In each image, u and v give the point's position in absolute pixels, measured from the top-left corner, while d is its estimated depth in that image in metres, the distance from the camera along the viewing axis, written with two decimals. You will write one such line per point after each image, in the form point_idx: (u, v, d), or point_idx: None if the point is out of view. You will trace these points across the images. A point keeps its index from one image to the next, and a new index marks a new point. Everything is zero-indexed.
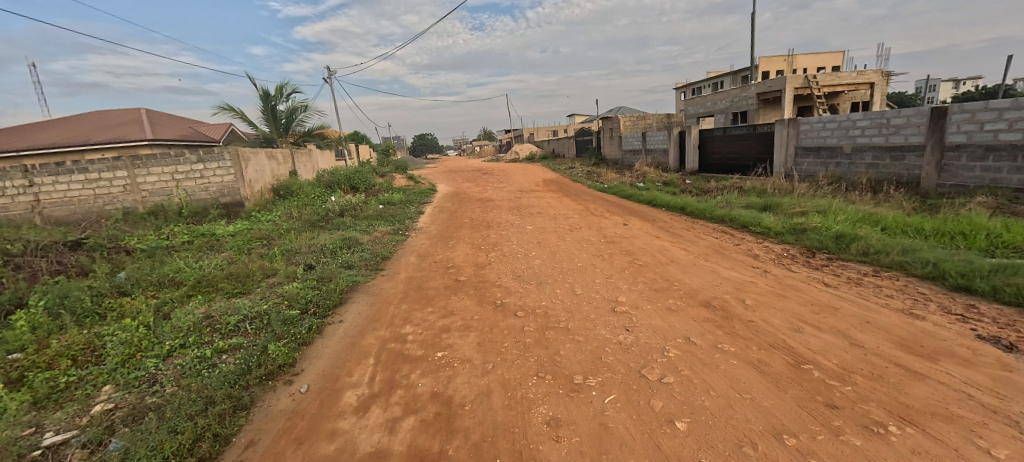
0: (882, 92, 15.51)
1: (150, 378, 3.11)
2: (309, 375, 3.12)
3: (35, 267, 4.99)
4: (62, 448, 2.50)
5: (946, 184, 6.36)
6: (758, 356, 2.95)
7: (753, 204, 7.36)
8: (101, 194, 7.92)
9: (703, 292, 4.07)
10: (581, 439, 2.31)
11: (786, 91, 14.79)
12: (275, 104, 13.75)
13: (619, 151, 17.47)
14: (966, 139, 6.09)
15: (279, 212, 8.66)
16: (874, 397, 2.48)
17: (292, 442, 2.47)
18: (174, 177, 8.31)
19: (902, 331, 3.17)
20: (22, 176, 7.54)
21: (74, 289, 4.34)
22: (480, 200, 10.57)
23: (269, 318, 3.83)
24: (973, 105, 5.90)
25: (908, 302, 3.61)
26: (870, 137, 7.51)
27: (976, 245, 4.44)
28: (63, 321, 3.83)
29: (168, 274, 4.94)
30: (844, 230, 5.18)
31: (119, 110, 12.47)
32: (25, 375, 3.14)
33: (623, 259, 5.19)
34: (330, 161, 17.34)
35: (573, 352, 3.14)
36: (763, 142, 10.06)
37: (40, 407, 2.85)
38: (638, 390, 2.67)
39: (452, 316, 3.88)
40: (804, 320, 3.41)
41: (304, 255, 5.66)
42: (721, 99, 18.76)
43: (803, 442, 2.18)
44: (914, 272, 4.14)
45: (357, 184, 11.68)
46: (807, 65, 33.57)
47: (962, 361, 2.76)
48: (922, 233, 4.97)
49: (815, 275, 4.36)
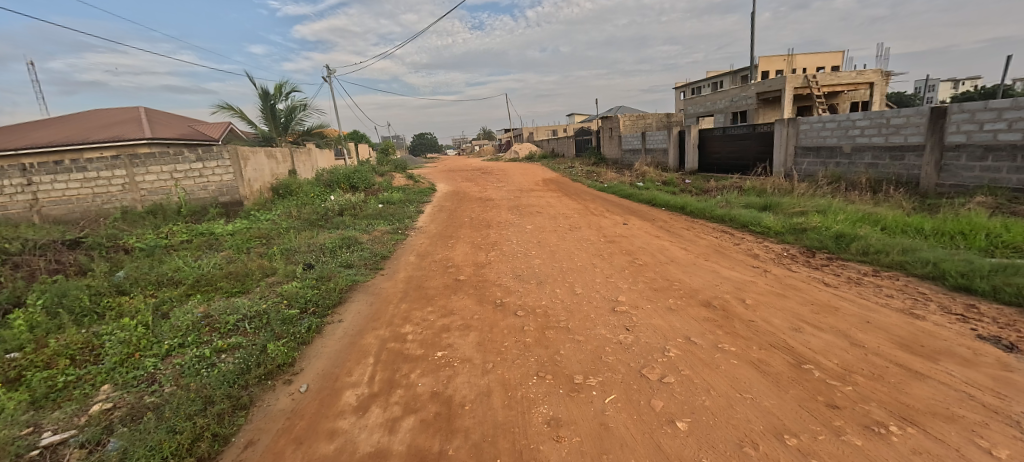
0: (881, 92, 15.51)
1: (149, 378, 3.10)
2: (308, 375, 3.11)
3: (33, 266, 4.98)
4: (61, 448, 2.48)
5: (946, 184, 6.36)
6: (759, 356, 2.94)
7: (753, 204, 7.35)
8: (99, 193, 7.90)
9: (703, 292, 4.05)
10: (582, 439, 2.30)
11: (786, 91, 14.80)
12: (274, 104, 13.72)
13: (619, 151, 17.46)
14: (966, 139, 6.09)
15: (278, 211, 8.63)
16: (875, 397, 2.47)
17: (291, 441, 2.46)
18: (174, 176, 8.29)
19: (902, 330, 3.17)
20: (20, 175, 7.51)
21: (72, 288, 4.32)
22: (479, 200, 10.54)
23: (268, 317, 3.82)
24: (973, 105, 5.90)
25: (908, 302, 3.61)
26: (870, 137, 7.51)
27: (976, 245, 4.44)
28: (62, 320, 3.82)
29: (166, 273, 4.92)
30: (844, 229, 5.18)
31: (118, 110, 12.44)
32: (23, 374, 3.13)
33: (623, 258, 5.18)
34: (329, 161, 17.28)
35: (574, 351, 3.14)
36: (762, 142, 10.06)
37: (38, 407, 2.84)
38: (638, 390, 2.66)
39: (451, 316, 3.86)
40: (804, 320, 3.41)
41: (303, 255, 5.64)
42: (721, 99, 18.76)
43: (804, 442, 2.18)
44: (914, 272, 4.14)
45: (356, 184, 11.65)
46: (806, 64, 33.61)
47: (963, 360, 2.76)
48: (921, 233, 4.97)
49: (815, 275, 4.35)
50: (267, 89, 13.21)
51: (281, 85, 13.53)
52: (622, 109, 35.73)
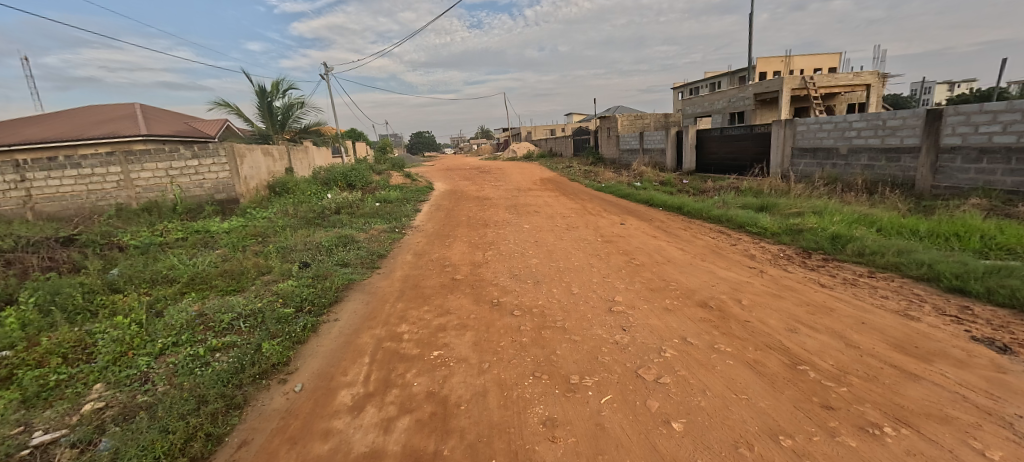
0: (879, 93, 15.57)
1: (142, 377, 3.07)
2: (303, 374, 3.09)
3: (26, 263, 4.96)
4: (51, 447, 2.46)
5: (941, 186, 6.39)
6: (754, 357, 2.95)
7: (750, 204, 7.38)
8: (94, 190, 7.84)
9: (699, 292, 4.07)
10: (577, 439, 2.29)
11: (784, 91, 14.86)
12: (271, 101, 13.71)
13: (617, 151, 17.45)
14: (962, 141, 6.11)
15: (274, 209, 8.59)
16: (870, 398, 2.48)
17: (285, 441, 2.45)
18: (169, 173, 8.23)
19: (897, 332, 3.18)
20: (13, 171, 7.47)
21: (65, 285, 4.31)
22: (477, 199, 10.44)
23: (264, 316, 3.80)
24: (969, 107, 5.92)
25: (904, 303, 3.63)
26: (866, 138, 7.53)
27: (971, 247, 4.47)
28: (54, 318, 3.81)
29: (161, 271, 4.89)
30: (840, 231, 5.20)
31: (114, 106, 12.42)
32: (14, 373, 3.10)
33: (620, 258, 5.18)
34: (327, 159, 17.22)
35: (570, 351, 3.13)
36: (759, 144, 10.10)
37: (29, 405, 2.81)
38: (634, 391, 2.66)
39: (448, 316, 3.85)
40: (800, 320, 3.42)
41: (299, 253, 5.63)
42: (719, 99, 18.81)
43: (800, 443, 2.18)
44: (909, 273, 4.16)
45: (353, 182, 11.65)
46: (804, 65, 33.68)
47: (956, 362, 2.78)
48: (917, 234, 5.00)
49: (811, 275, 4.38)
50: (264, 86, 13.21)
51: (279, 82, 13.53)
52: (620, 108, 35.81)
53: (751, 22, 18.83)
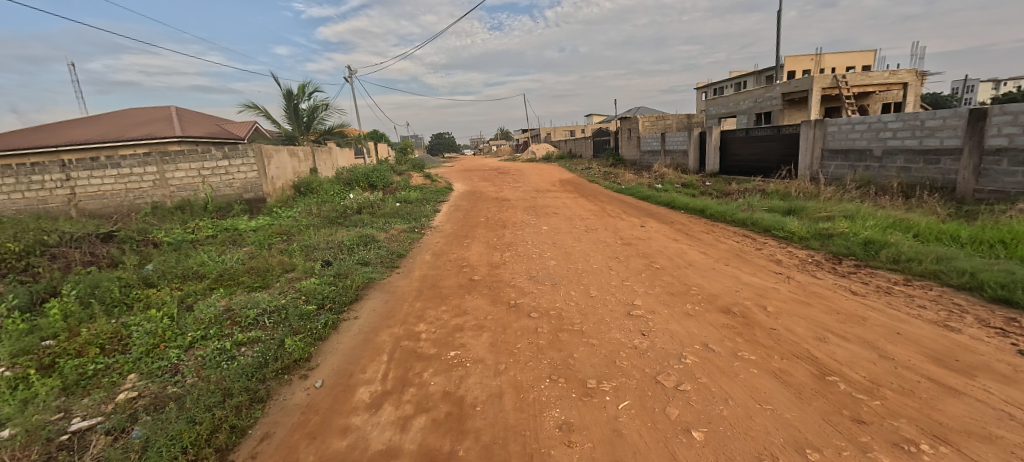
0: (916, 92, 14.90)
1: (172, 369, 3.17)
2: (323, 370, 3.14)
3: (69, 257, 5.19)
4: (87, 434, 2.55)
5: (985, 190, 6.05)
6: (780, 365, 2.84)
7: (777, 207, 7.15)
8: (132, 189, 8.18)
9: (722, 297, 3.95)
10: (594, 445, 2.24)
11: (814, 91, 14.38)
12: (297, 103, 14.04)
13: (638, 152, 17.22)
14: (1008, 142, 5.76)
15: (298, 208, 8.78)
16: (905, 412, 2.35)
17: (305, 436, 2.48)
18: (201, 173, 8.50)
19: (935, 343, 3.01)
20: (59, 170, 7.85)
21: (104, 279, 4.49)
22: (495, 200, 10.51)
23: (287, 312, 3.88)
24: (1017, 106, 5.59)
25: (943, 314, 3.43)
26: (902, 140, 7.22)
27: (1018, 255, 4.20)
28: (94, 310, 3.97)
29: (192, 267, 5.04)
30: (873, 236, 4.98)
31: (151, 109, 12.94)
32: (56, 361, 3.24)
33: (640, 261, 5.09)
34: (349, 159, 17.54)
35: (588, 355, 3.09)
36: (787, 145, 9.79)
37: (68, 392, 2.93)
38: (653, 397, 2.60)
39: (464, 316, 3.85)
40: (829, 329, 3.28)
41: (321, 251, 5.73)
42: (744, 100, 18.36)
43: (828, 457, 2.08)
44: (949, 282, 3.94)
45: (374, 183, 11.81)
46: (835, 64, 32.59)
47: (1002, 377, 2.61)
48: (957, 241, 4.75)
49: (841, 282, 4.20)
50: (290, 89, 13.56)
51: (304, 85, 13.87)
52: (641, 109, 35.42)
53: (779, 22, 18.31)
